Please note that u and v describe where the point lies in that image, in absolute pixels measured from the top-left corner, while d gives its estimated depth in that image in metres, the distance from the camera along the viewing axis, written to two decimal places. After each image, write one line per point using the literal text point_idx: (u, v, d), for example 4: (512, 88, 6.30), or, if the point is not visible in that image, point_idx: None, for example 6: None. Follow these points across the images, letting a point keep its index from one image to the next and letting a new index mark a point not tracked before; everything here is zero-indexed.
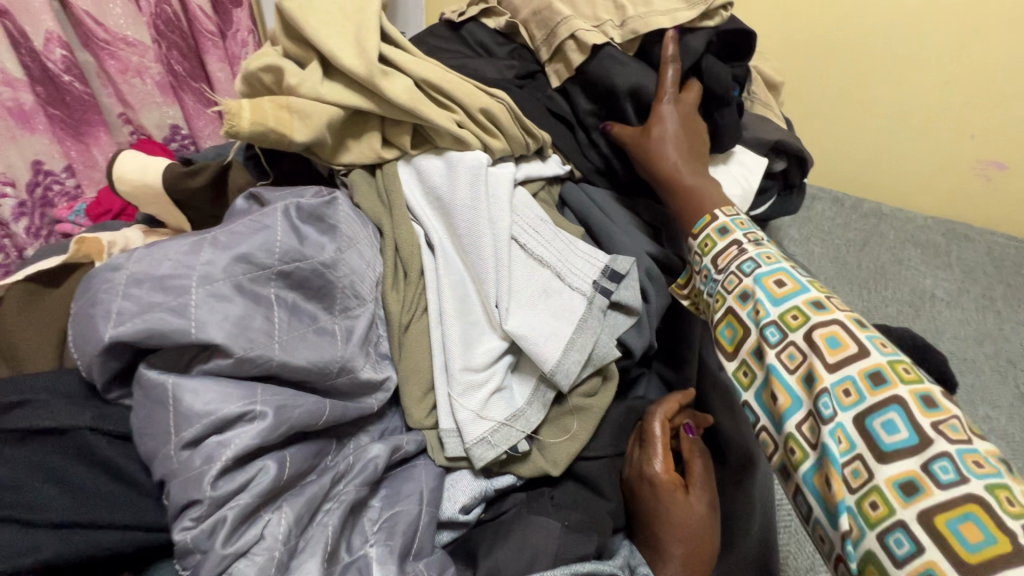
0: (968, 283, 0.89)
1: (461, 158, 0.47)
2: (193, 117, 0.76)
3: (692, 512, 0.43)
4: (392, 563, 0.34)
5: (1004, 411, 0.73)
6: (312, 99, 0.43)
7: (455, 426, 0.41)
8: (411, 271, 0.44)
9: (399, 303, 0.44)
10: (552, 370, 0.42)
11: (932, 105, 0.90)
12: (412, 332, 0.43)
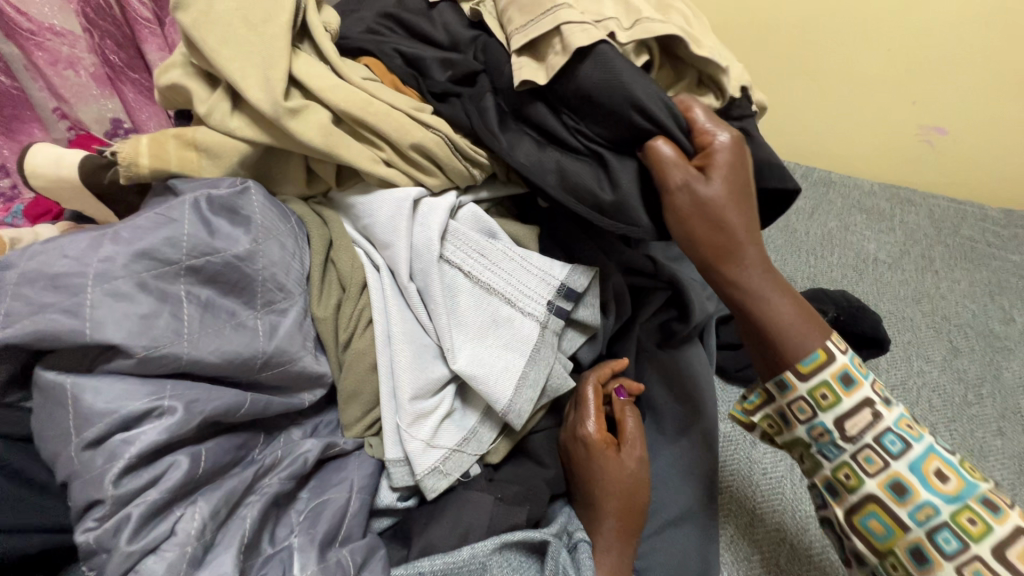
0: (909, 245, 0.92)
1: (386, 195, 0.44)
2: (136, 109, 0.62)
3: (621, 467, 0.45)
4: (311, 551, 0.34)
5: (936, 364, 0.74)
6: (220, 133, 0.40)
7: (401, 455, 0.41)
8: (347, 284, 0.42)
9: (329, 308, 0.41)
10: (505, 410, 0.42)
11: (882, 74, 0.92)
12: (351, 353, 0.41)
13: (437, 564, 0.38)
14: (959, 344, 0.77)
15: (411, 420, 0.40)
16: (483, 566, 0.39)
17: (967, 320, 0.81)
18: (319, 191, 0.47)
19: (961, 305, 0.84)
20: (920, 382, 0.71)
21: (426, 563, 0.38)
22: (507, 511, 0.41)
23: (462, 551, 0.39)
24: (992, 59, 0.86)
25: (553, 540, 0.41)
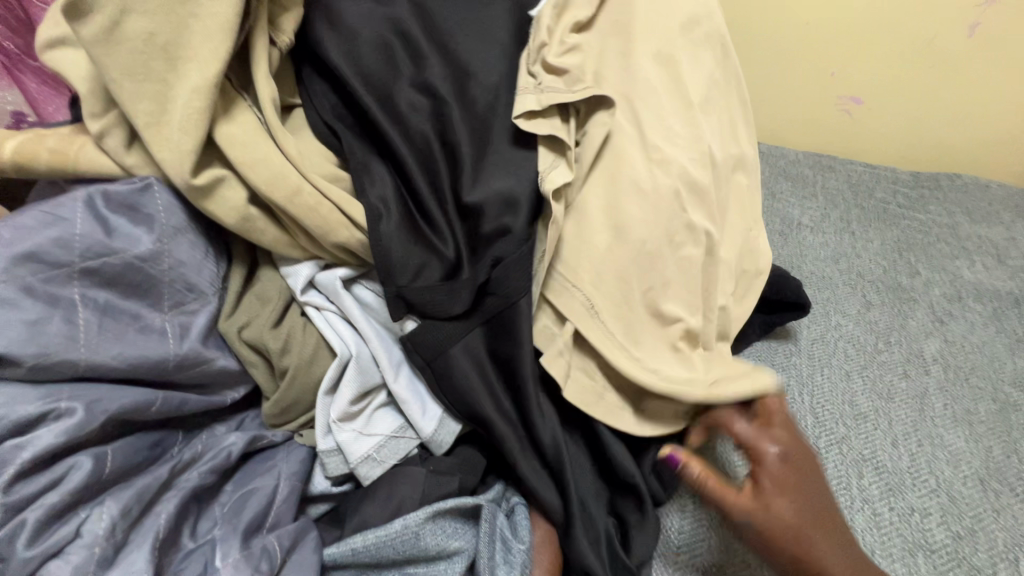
0: (829, 209, 0.98)
1: (302, 274, 0.41)
2: (41, 101, 0.56)
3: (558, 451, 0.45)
4: (233, 540, 0.34)
5: (851, 318, 0.80)
6: (110, 152, 0.37)
7: (334, 446, 0.41)
8: (270, 300, 0.41)
9: (249, 315, 0.40)
10: (430, 435, 0.43)
11: (812, 41, 0.97)
12: (284, 373, 0.40)
13: (369, 539, 0.37)
14: (870, 299, 0.83)
15: (341, 415, 0.41)
16: (417, 536, 0.38)
17: (878, 276, 0.88)
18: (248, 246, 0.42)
19: (874, 262, 0.90)
20: (837, 335, 0.76)
21: (358, 540, 0.37)
22: (437, 484, 0.42)
23: (394, 524, 0.38)
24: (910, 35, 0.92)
25: (488, 504, 0.41)
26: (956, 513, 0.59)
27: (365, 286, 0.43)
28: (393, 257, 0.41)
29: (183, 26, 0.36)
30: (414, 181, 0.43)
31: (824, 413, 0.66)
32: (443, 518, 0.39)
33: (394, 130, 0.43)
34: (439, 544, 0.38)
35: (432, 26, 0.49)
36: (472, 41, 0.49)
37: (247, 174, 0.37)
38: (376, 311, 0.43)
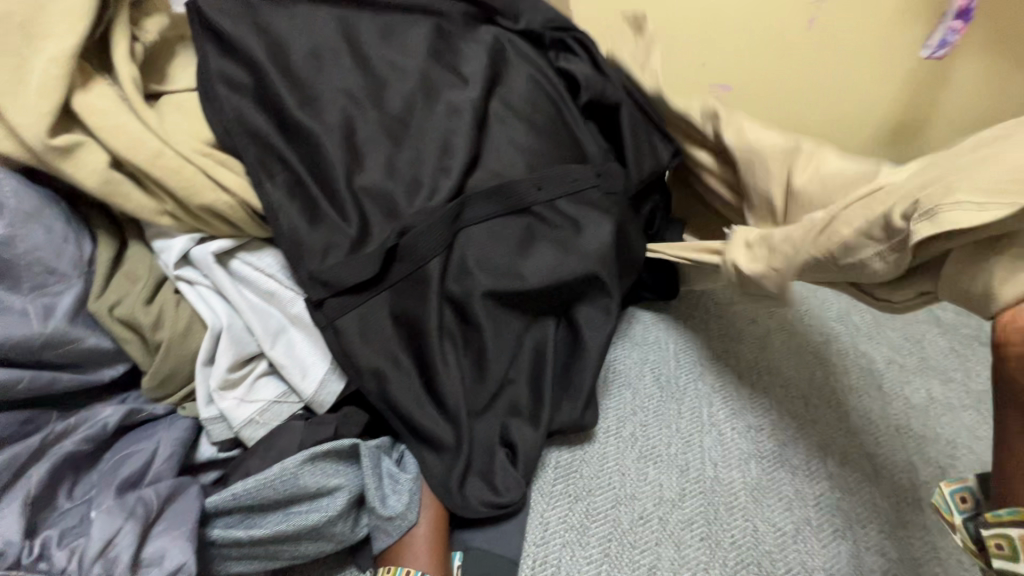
0: None
1: (177, 249, 0.46)
2: None
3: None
4: (108, 492, 0.37)
5: None
6: None
7: (217, 413, 0.45)
8: (144, 278, 0.45)
9: (121, 294, 0.44)
10: (311, 396, 0.49)
11: None
12: (158, 346, 0.44)
13: (249, 483, 0.41)
14: None
15: (220, 383, 0.45)
16: (296, 474, 0.42)
17: None
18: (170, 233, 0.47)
19: None
20: None
21: (238, 486, 0.41)
22: (315, 434, 0.46)
23: (273, 469, 0.42)
24: None
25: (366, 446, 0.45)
26: (785, 421, 0.68)
27: (239, 259, 0.49)
28: (306, 241, 0.50)
29: (44, 35, 0.42)
30: (314, 183, 0.53)
31: (689, 350, 0.75)
32: (320, 460, 0.43)
33: (286, 150, 0.53)
34: (318, 482, 0.43)
35: (290, 73, 0.56)
36: (325, 78, 0.57)
37: (108, 139, 0.43)
38: (250, 282, 0.49)
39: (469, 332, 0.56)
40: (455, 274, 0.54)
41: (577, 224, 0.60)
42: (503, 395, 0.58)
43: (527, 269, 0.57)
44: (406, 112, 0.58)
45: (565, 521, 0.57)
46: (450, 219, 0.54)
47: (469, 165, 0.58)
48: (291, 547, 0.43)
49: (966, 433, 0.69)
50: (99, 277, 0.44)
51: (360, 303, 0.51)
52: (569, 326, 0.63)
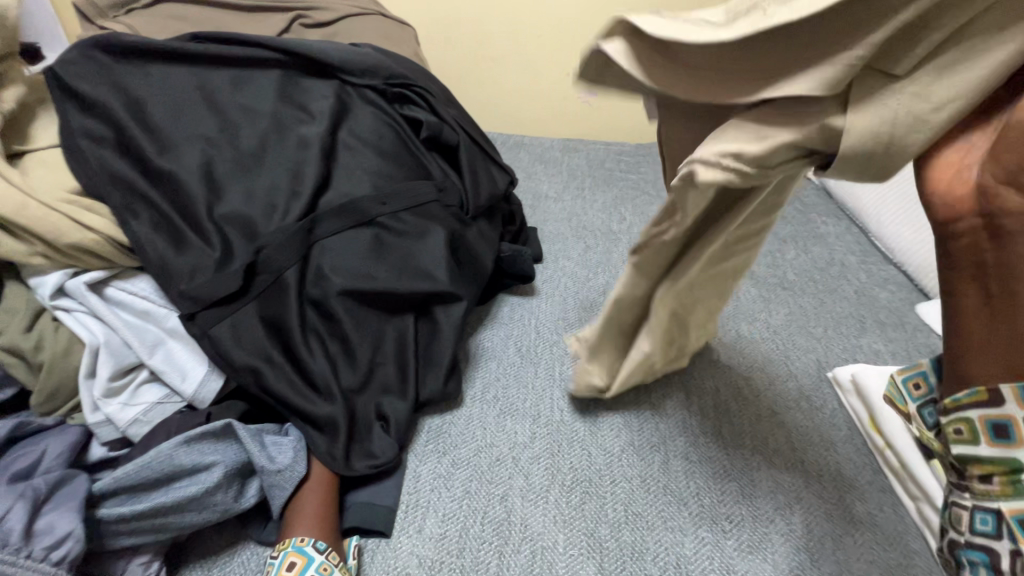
0: (571, 182, 1.35)
1: (52, 284, 0.54)
2: None
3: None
4: (1, 482, 0.45)
5: (573, 259, 1.08)
6: None
7: (103, 417, 0.54)
8: (24, 312, 0.53)
9: (4, 326, 0.52)
10: (192, 394, 0.58)
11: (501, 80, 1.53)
12: (40, 364, 0.52)
13: (127, 471, 0.51)
14: (588, 242, 1.13)
15: (103, 392, 0.53)
16: (171, 455, 0.52)
17: (597, 225, 1.19)
18: (54, 269, 0.55)
19: (597, 215, 1.22)
20: (560, 273, 1.03)
21: (120, 473, 0.51)
22: (190, 424, 0.56)
23: (149, 455, 0.52)
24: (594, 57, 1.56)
25: (234, 422, 0.56)
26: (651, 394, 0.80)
27: (113, 287, 0.58)
28: (174, 265, 0.59)
29: None
30: (178, 217, 0.61)
31: (546, 328, 0.90)
32: (192, 442, 0.54)
33: (149, 192, 0.61)
34: (192, 460, 0.53)
35: (148, 124, 0.64)
36: (182, 126, 0.66)
37: None
38: (124, 305, 0.57)
39: (333, 328, 0.66)
40: (312, 280, 0.65)
41: (421, 230, 0.73)
42: (375, 378, 0.68)
43: (376, 271, 0.68)
44: (259, 148, 0.68)
45: (435, 472, 0.68)
46: (303, 234, 0.65)
47: (318, 189, 0.69)
48: (174, 518, 0.53)
49: (761, 360, 0.86)
50: None
51: (229, 312, 0.61)
52: (426, 317, 0.74)
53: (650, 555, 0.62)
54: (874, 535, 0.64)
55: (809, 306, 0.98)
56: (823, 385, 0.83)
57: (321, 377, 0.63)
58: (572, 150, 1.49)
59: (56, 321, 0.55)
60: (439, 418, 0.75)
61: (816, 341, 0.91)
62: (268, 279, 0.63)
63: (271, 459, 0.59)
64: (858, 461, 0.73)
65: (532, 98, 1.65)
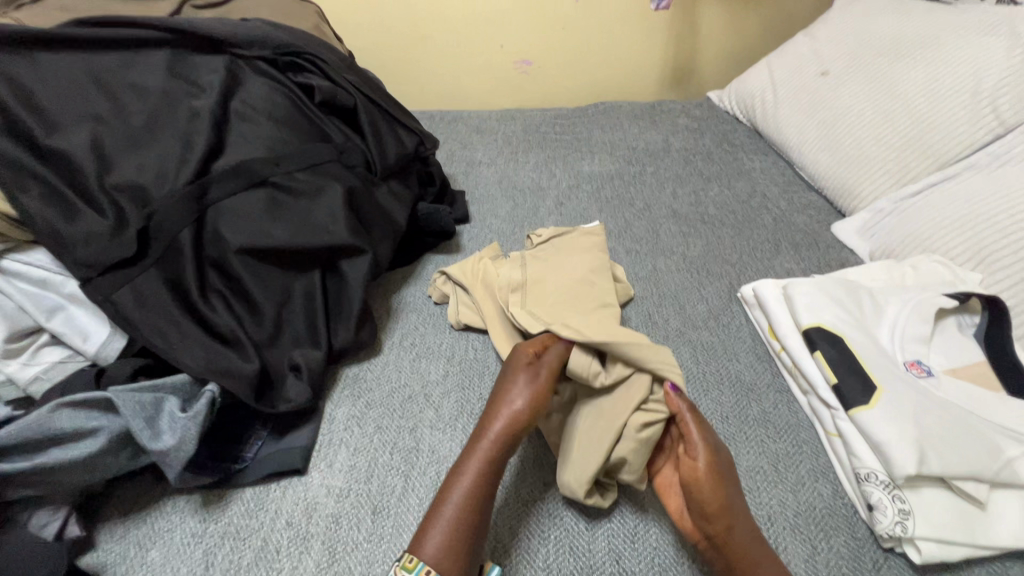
0: (505, 147, 1.38)
1: None
2: None
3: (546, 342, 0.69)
4: None
5: (501, 216, 1.10)
6: None
7: (4, 377, 0.57)
8: None
9: None
10: (94, 353, 0.61)
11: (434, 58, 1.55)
12: None
13: (6, 431, 0.51)
14: (517, 200, 1.15)
15: (2, 353, 0.57)
16: (50, 418, 0.52)
17: (526, 184, 1.21)
18: None
19: (528, 175, 1.25)
20: (486, 230, 1.06)
21: (2, 433, 0.51)
22: (83, 379, 0.58)
23: (28, 419, 0.52)
24: (524, 26, 1.58)
25: (117, 395, 0.55)
26: None
27: (8, 259, 0.62)
28: (66, 234, 0.62)
29: None
30: (70, 191, 0.65)
31: None
32: (74, 409, 0.54)
33: (38, 169, 0.64)
34: (73, 424, 0.53)
35: (34, 105, 0.67)
36: (71, 106, 0.69)
37: None
38: (22, 275, 0.61)
39: (235, 286, 0.69)
40: (208, 239, 0.68)
41: (319, 188, 0.76)
42: (284, 331, 0.71)
43: (274, 229, 0.71)
44: (150, 122, 0.71)
45: (349, 413, 0.71)
46: (194, 198, 0.68)
47: (210, 155, 0.72)
48: (65, 476, 0.53)
49: (673, 289, 0.89)
50: None
51: (124, 275, 0.63)
52: (334, 271, 0.77)
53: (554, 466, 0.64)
54: (765, 429, 0.67)
55: (726, 236, 1.01)
56: (732, 305, 0.85)
57: (225, 328, 0.66)
58: (508, 118, 1.51)
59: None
60: (357, 367, 0.77)
61: (730, 267, 0.94)
62: (163, 240, 0.65)
63: (158, 436, 0.55)
64: (758, 365, 0.75)
65: (469, 73, 1.68)
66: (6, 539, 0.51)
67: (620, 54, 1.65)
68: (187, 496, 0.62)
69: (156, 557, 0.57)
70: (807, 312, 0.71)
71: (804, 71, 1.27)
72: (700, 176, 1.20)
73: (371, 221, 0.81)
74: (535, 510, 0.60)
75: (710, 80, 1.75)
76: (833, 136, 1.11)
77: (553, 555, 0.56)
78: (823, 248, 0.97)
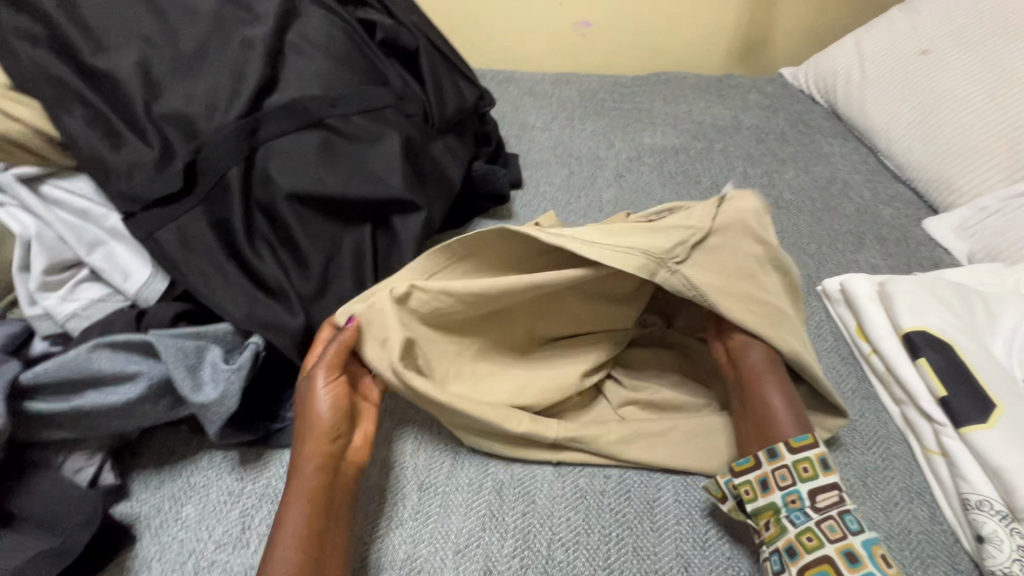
0: (560, 112, 1.29)
1: None
2: None
3: (330, 361, 0.54)
4: None
5: (555, 185, 1.03)
6: None
7: (42, 311, 0.54)
8: None
9: None
10: (135, 294, 0.57)
11: None
12: None
13: (44, 368, 0.48)
14: (573, 169, 1.08)
15: (40, 285, 0.53)
16: (89, 359, 0.49)
17: (583, 152, 1.13)
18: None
19: (584, 142, 1.17)
20: (539, 199, 0.99)
21: (40, 369, 0.48)
22: (122, 320, 0.55)
23: (67, 357, 0.49)
24: None
25: (158, 340, 0.51)
26: None
27: (49, 185, 0.58)
28: (110, 162, 0.58)
29: None
30: (115, 116, 0.60)
31: None
32: (113, 350, 0.50)
33: (84, 90, 0.59)
34: (113, 366, 0.50)
35: (80, 20, 0.62)
36: (120, 25, 0.63)
37: None
38: (63, 203, 0.57)
39: (282, 235, 0.63)
40: (258, 181, 0.62)
41: (375, 135, 0.70)
42: (331, 287, 0.64)
43: (327, 176, 0.65)
44: (202, 49, 0.65)
45: None
46: (246, 134, 0.62)
47: (263, 89, 0.66)
48: (102, 422, 0.50)
49: None
50: None
51: (168, 212, 0.59)
52: (385, 228, 0.70)
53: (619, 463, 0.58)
54: (852, 439, 0.61)
55: (803, 223, 0.92)
56: (811, 299, 0.78)
57: (271, 278, 0.60)
58: (563, 83, 1.40)
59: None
60: None
61: (808, 257, 0.86)
62: (211, 178, 0.60)
63: (200, 386, 0.51)
64: (841, 368, 0.68)
65: (524, 30, 1.57)
66: (38, 483, 0.48)
67: (689, 19, 1.53)
68: (224, 452, 0.59)
69: (191, 513, 0.54)
70: (910, 314, 0.63)
71: (899, 47, 1.13)
72: (774, 157, 1.10)
73: (427, 175, 0.75)
74: (594, 502, 0.55)
75: (782, 55, 1.62)
76: (930, 122, 1.00)
77: (614, 554, 0.52)
78: (913, 245, 0.88)
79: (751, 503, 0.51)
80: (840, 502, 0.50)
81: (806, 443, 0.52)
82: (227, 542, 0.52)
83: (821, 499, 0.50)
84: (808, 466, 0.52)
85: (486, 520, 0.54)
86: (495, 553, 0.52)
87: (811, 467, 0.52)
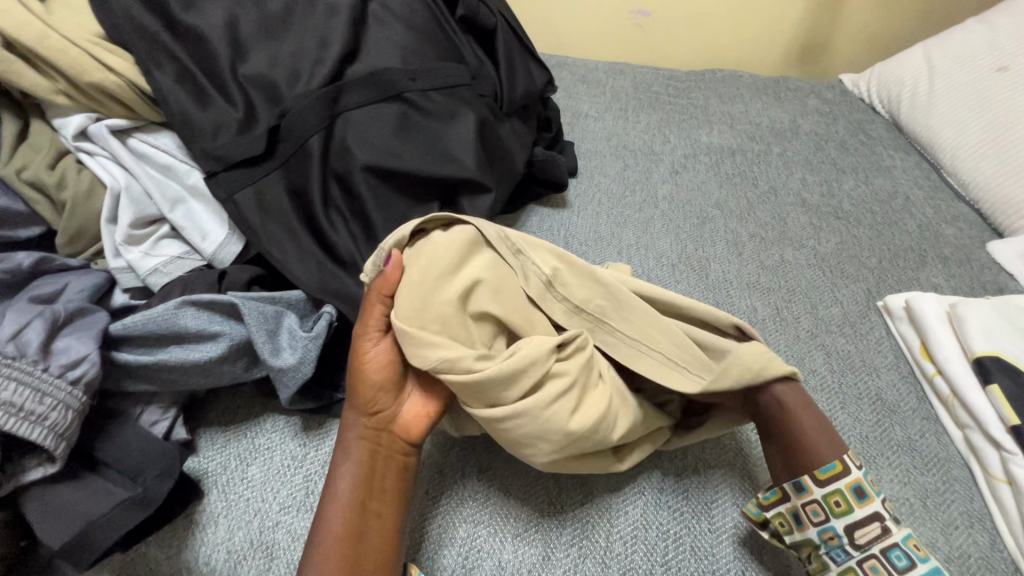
0: (614, 101, 1.26)
1: (75, 127, 0.56)
2: None
3: (381, 358, 0.53)
4: (20, 301, 0.47)
5: (611, 176, 1.02)
6: None
7: (126, 264, 0.55)
8: (48, 149, 0.56)
9: (39, 162, 0.55)
10: (212, 254, 0.57)
11: None
12: (66, 201, 0.54)
13: (131, 320, 0.49)
14: (627, 162, 1.05)
15: (125, 238, 0.55)
16: (176, 315, 0.50)
17: (638, 145, 1.11)
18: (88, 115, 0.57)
19: (639, 134, 1.15)
20: (595, 189, 0.98)
21: (129, 321, 0.50)
22: (204, 280, 0.55)
23: (155, 311, 0.50)
24: None
25: (240, 302, 0.52)
26: None
27: (136, 139, 0.58)
28: (196, 121, 0.58)
29: None
30: (202, 74, 0.60)
31: (577, 239, 0.87)
32: (197, 308, 0.51)
33: (174, 47, 0.59)
34: (197, 323, 0.51)
35: None
36: None
37: (14, 35, 0.52)
38: (148, 157, 0.58)
39: (356, 206, 0.61)
40: (335, 149, 0.61)
41: (450, 111, 0.68)
42: None
43: (403, 149, 0.63)
44: (287, 13, 0.65)
45: None
46: (327, 102, 0.62)
47: (345, 59, 0.65)
48: (181, 377, 0.51)
49: (806, 286, 0.80)
50: (7, 147, 0.55)
51: (247, 175, 0.58)
52: (451, 207, 0.68)
53: (686, 466, 0.58)
54: (912, 458, 0.60)
55: (864, 237, 0.91)
56: (871, 313, 0.76)
57: (346, 249, 0.59)
58: (617, 72, 1.36)
59: (79, 164, 0.56)
60: None
61: (868, 272, 0.84)
62: (292, 143, 0.60)
63: (277, 350, 0.52)
64: (902, 387, 0.67)
65: (578, 14, 1.54)
66: (117, 431, 0.49)
67: (752, 15, 1.48)
68: (288, 417, 0.59)
69: (256, 474, 0.55)
70: (983, 338, 0.63)
71: (975, 61, 1.08)
72: (833, 166, 1.07)
73: (498, 155, 0.73)
74: (654, 500, 0.55)
75: (841, 60, 1.57)
76: (1003, 143, 0.98)
77: (674, 553, 0.52)
78: (976, 268, 0.87)
79: (788, 535, 0.49)
80: (880, 535, 0.47)
81: (833, 472, 0.48)
82: (290, 506, 0.53)
83: (859, 534, 0.47)
84: (841, 500, 0.47)
85: (546, 506, 0.54)
86: (554, 540, 0.52)
87: (844, 500, 0.47)
